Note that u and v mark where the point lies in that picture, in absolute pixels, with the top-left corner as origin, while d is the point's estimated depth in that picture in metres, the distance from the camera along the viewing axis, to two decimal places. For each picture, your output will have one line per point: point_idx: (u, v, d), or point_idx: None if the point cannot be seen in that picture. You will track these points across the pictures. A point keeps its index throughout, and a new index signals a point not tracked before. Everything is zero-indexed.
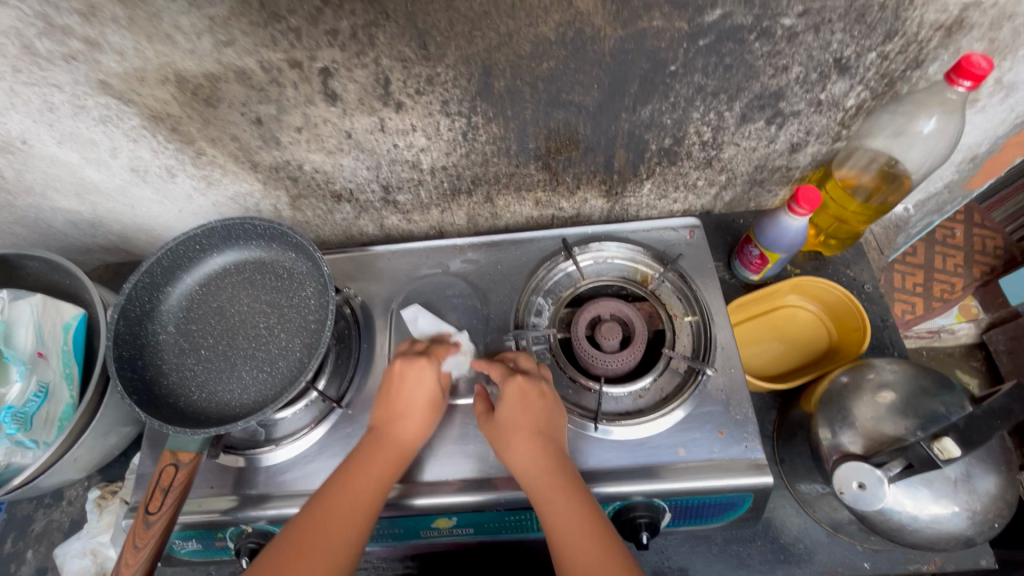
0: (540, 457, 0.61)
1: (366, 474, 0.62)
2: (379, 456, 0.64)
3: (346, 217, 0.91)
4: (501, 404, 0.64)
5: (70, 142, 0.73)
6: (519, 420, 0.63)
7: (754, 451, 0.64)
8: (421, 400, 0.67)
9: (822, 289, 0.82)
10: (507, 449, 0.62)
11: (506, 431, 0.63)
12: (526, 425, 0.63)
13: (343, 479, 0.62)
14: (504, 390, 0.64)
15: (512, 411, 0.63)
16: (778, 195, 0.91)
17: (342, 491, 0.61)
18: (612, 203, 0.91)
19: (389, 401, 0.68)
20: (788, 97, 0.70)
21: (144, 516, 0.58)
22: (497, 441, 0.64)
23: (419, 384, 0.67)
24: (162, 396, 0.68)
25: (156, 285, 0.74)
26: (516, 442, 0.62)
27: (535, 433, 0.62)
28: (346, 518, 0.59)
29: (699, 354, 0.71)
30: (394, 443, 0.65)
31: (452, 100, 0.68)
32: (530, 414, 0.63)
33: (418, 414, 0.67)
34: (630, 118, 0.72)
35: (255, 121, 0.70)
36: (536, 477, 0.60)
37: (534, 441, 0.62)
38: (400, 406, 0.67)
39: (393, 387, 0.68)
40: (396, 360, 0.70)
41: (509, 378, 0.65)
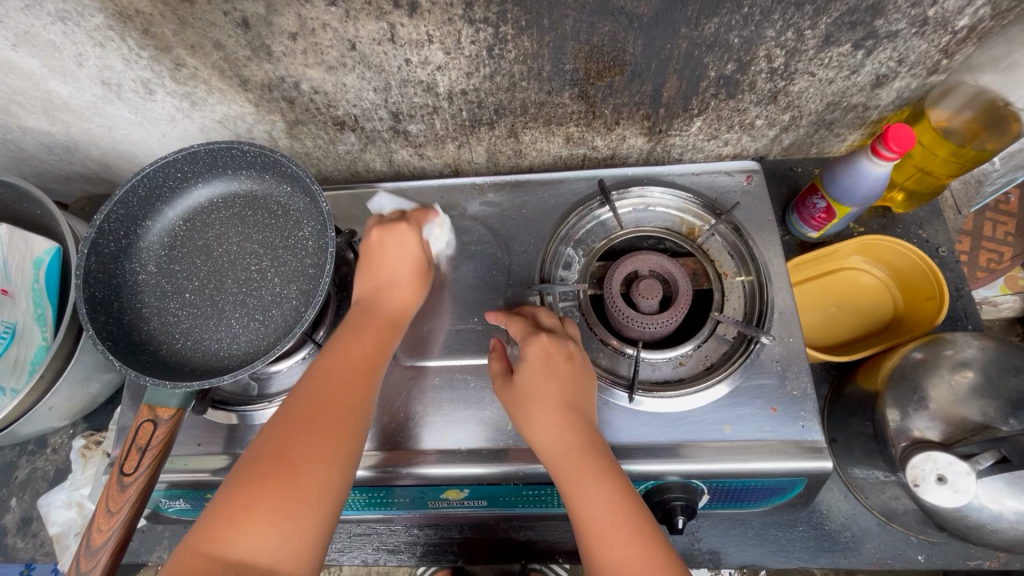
0: (564, 428, 0.52)
1: (361, 344, 0.56)
2: (372, 324, 0.58)
3: (350, 149, 0.80)
4: (522, 369, 0.55)
5: (26, 45, 0.62)
6: (541, 386, 0.54)
7: (812, 433, 0.56)
8: (407, 266, 0.62)
9: (893, 251, 0.72)
10: (524, 419, 0.53)
11: (525, 398, 0.54)
12: (549, 393, 0.53)
13: (340, 348, 0.55)
14: (526, 350, 0.56)
15: (534, 376, 0.54)
16: (847, 139, 0.78)
17: (344, 365, 0.54)
18: (654, 143, 0.79)
19: (368, 271, 0.62)
20: (888, 12, 0.57)
21: (119, 477, 0.52)
22: (513, 411, 0.55)
23: (401, 249, 0.62)
24: (142, 343, 0.60)
25: (133, 218, 0.65)
26: (537, 409, 0.53)
27: (559, 401, 0.53)
28: (347, 389, 0.52)
29: (753, 319, 0.61)
30: (383, 313, 0.59)
31: (477, 3, 0.55)
32: (555, 380, 0.54)
33: (406, 280, 0.62)
34: (690, 35, 0.60)
35: (240, 24, 0.58)
36: (559, 454, 0.51)
37: (557, 411, 0.52)
38: (386, 274, 0.61)
39: (372, 254, 0.62)
40: (372, 226, 0.64)
41: (531, 337, 0.56)
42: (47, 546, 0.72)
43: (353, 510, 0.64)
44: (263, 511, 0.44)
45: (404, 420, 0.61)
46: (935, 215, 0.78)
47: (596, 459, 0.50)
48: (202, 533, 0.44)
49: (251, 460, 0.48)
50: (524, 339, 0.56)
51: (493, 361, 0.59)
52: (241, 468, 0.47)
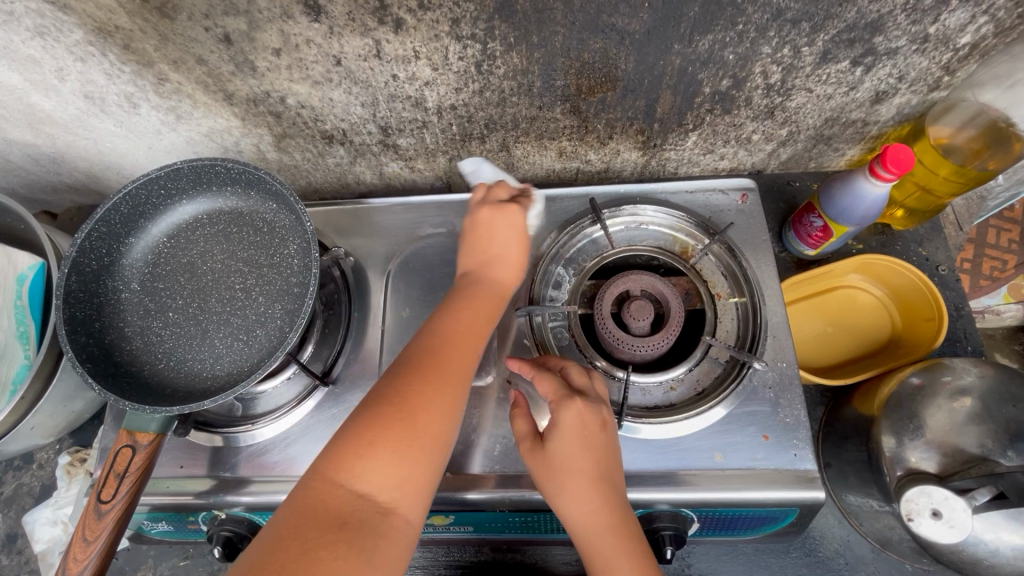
0: (596, 500, 0.50)
1: (483, 308, 0.56)
2: (490, 292, 0.58)
3: (340, 162, 0.79)
4: (553, 436, 0.52)
5: (6, 59, 0.61)
6: (575, 456, 0.51)
7: (804, 462, 0.55)
8: (515, 246, 0.61)
9: (891, 270, 0.70)
10: (552, 489, 0.51)
11: (557, 466, 0.51)
12: (583, 464, 0.51)
13: (456, 310, 0.55)
14: (559, 416, 0.52)
15: (567, 444, 0.51)
16: (846, 154, 0.77)
17: (462, 320, 0.54)
18: (648, 157, 0.78)
19: (478, 246, 0.61)
20: (887, 29, 0.56)
21: (96, 504, 0.51)
22: (539, 475, 0.52)
23: (510, 227, 0.60)
24: (123, 364, 0.59)
25: (116, 236, 0.64)
26: (569, 480, 0.50)
27: (593, 473, 0.50)
28: (468, 344, 0.53)
29: (745, 343, 0.60)
30: (495, 283, 0.59)
31: (463, 19, 0.54)
32: (588, 452, 0.51)
33: (512, 258, 0.61)
34: (684, 52, 0.58)
35: (223, 39, 0.57)
36: (590, 529, 0.49)
37: (593, 485, 0.50)
38: (495, 250, 0.61)
39: (480, 233, 0.61)
40: (480, 205, 0.62)
41: (566, 404, 0.52)
42: (31, 564, 0.72)
43: None
44: (382, 448, 0.44)
45: None
46: (936, 232, 0.77)
47: (628, 535, 0.49)
48: (324, 465, 0.44)
49: (365, 404, 0.47)
50: (558, 403, 0.52)
51: (518, 418, 0.55)
52: (355, 413, 0.47)
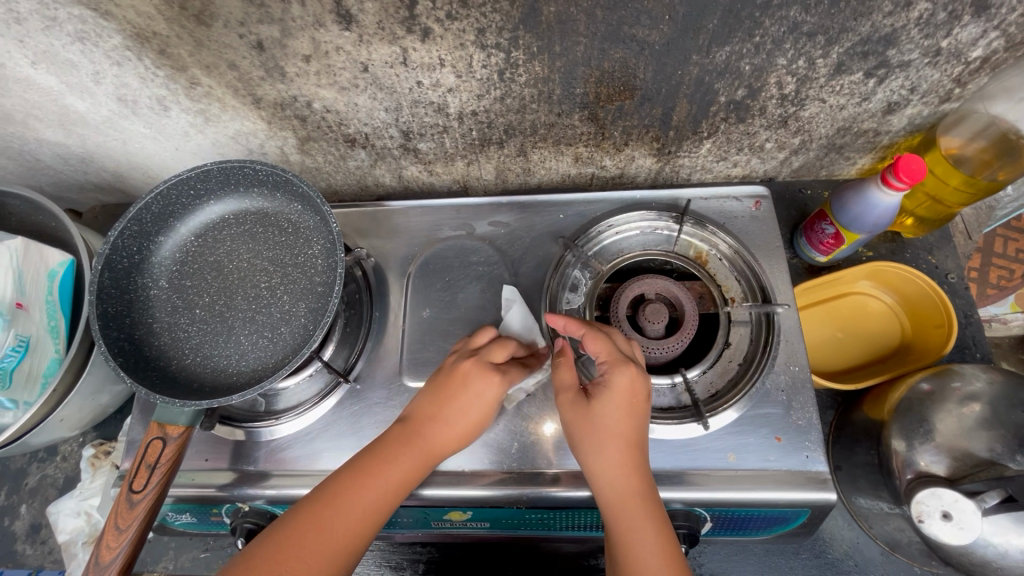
0: (625, 461, 0.51)
1: (398, 463, 0.53)
2: (415, 448, 0.54)
3: (360, 165, 0.81)
4: (597, 395, 0.53)
5: (45, 63, 0.63)
6: (615, 418, 0.52)
7: (817, 463, 0.56)
8: (476, 415, 0.56)
9: (902, 278, 0.71)
10: (583, 442, 0.53)
11: (594, 423, 0.53)
12: (622, 425, 0.52)
13: (365, 471, 0.51)
14: (607, 377, 0.53)
15: (610, 406, 0.53)
16: (857, 163, 0.78)
17: (371, 473, 0.51)
18: (662, 164, 0.79)
19: (438, 399, 0.57)
20: (901, 42, 0.57)
21: (128, 494, 0.52)
22: (572, 426, 0.54)
23: (479, 398, 0.56)
24: (152, 359, 0.61)
25: (146, 235, 0.65)
26: (603, 438, 0.52)
27: (628, 437, 0.52)
28: (371, 514, 0.50)
29: (759, 347, 0.61)
30: (427, 441, 0.55)
31: (489, 29, 0.56)
32: (630, 417, 0.52)
33: (463, 424, 0.56)
34: (701, 62, 0.60)
35: (255, 46, 0.59)
36: (613, 485, 0.51)
37: (625, 446, 0.52)
38: (445, 410, 0.56)
39: (452, 384, 0.57)
40: (469, 360, 0.58)
41: (620, 368, 0.53)
42: (54, 554, 0.73)
43: None
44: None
45: None
46: (945, 241, 0.78)
47: (646, 501, 0.50)
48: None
49: (253, 548, 0.46)
50: (611, 365, 0.54)
51: (561, 369, 0.57)
52: (243, 556, 0.46)
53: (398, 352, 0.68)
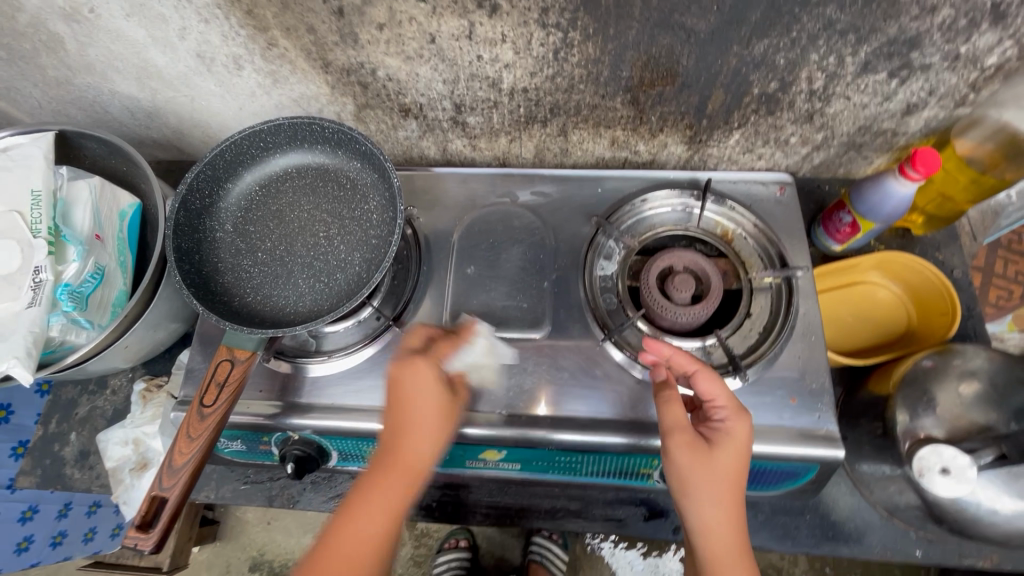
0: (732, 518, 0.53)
1: (383, 489, 0.52)
2: (399, 468, 0.54)
3: (410, 136, 0.86)
4: (726, 451, 0.53)
5: (137, 16, 0.68)
6: (732, 471, 0.53)
7: (827, 423, 0.61)
8: (434, 419, 0.55)
9: (910, 268, 0.76)
10: (701, 496, 0.53)
11: (721, 479, 0.53)
12: (738, 483, 0.53)
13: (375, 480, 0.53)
14: (732, 427, 0.54)
15: (730, 455, 0.53)
16: (873, 163, 0.84)
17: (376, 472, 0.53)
18: (692, 152, 0.85)
19: (401, 418, 0.55)
20: (923, 46, 0.63)
21: (200, 408, 0.57)
22: (687, 474, 0.53)
23: (420, 385, 0.55)
24: (217, 294, 0.66)
25: (218, 181, 0.71)
26: (725, 493, 0.53)
27: (738, 492, 0.53)
28: (379, 532, 0.51)
29: (777, 318, 0.66)
30: (404, 457, 0.54)
31: (552, 9, 0.61)
32: (743, 473, 0.54)
33: (430, 413, 0.55)
34: (740, 53, 0.66)
35: (336, 12, 0.64)
36: (718, 540, 0.53)
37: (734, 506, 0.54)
38: (410, 422, 0.55)
39: (399, 402, 0.56)
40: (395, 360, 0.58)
41: (743, 421, 0.55)
42: (101, 478, 0.78)
43: None
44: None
45: None
46: (953, 240, 0.83)
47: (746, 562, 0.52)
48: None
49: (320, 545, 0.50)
50: (731, 413, 0.56)
51: (671, 407, 0.56)
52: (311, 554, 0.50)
53: (441, 304, 0.72)
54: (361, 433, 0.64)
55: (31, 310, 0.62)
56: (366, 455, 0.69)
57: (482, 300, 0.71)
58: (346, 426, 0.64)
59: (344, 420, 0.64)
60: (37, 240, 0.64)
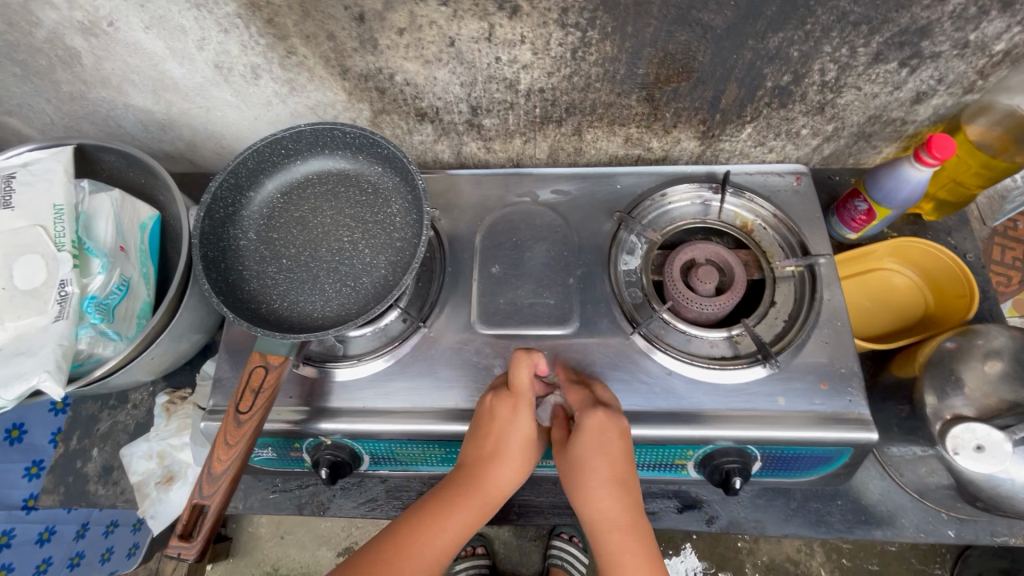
0: (623, 511, 0.54)
1: (458, 512, 0.54)
2: (475, 493, 0.56)
3: (425, 140, 0.87)
4: (587, 449, 0.55)
5: (157, 28, 0.68)
6: (592, 461, 0.54)
7: (858, 406, 0.62)
8: (521, 442, 0.58)
9: (926, 254, 0.78)
10: (584, 494, 0.55)
11: (592, 475, 0.54)
12: (617, 472, 0.55)
13: (441, 504, 0.54)
14: (587, 425, 0.55)
15: (587, 447, 0.55)
16: (882, 152, 0.86)
17: (456, 497, 0.55)
18: (704, 147, 0.86)
19: (484, 442, 0.57)
20: (933, 35, 0.64)
21: (236, 415, 0.57)
22: (570, 475, 0.56)
23: (518, 427, 0.57)
24: (245, 301, 0.66)
25: (240, 189, 0.71)
26: (602, 488, 0.54)
27: (612, 478, 0.54)
28: (452, 543, 0.53)
29: (801, 305, 0.67)
30: (485, 488, 0.56)
31: (572, 9, 0.62)
32: (620, 461, 0.55)
33: (513, 454, 0.57)
34: (755, 47, 0.67)
35: (357, 18, 0.65)
36: (603, 527, 0.54)
37: (624, 496, 0.55)
38: (494, 446, 0.57)
39: (488, 426, 0.57)
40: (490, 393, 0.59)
41: (594, 415, 0.56)
42: (126, 494, 0.77)
43: (428, 466, 0.69)
44: None
45: (482, 382, 0.66)
46: (963, 225, 0.85)
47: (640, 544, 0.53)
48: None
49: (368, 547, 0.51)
50: (584, 410, 0.57)
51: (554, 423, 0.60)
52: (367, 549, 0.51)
53: (467, 304, 0.72)
54: (394, 435, 0.64)
55: (59, 324, 0.62)
56: (398, 458, 0.69)
57: (508, 298, 0.71)
58: (379, 428, 0.64)
59: (378, 422, 0.64)
60: (62, 253, 0.64)
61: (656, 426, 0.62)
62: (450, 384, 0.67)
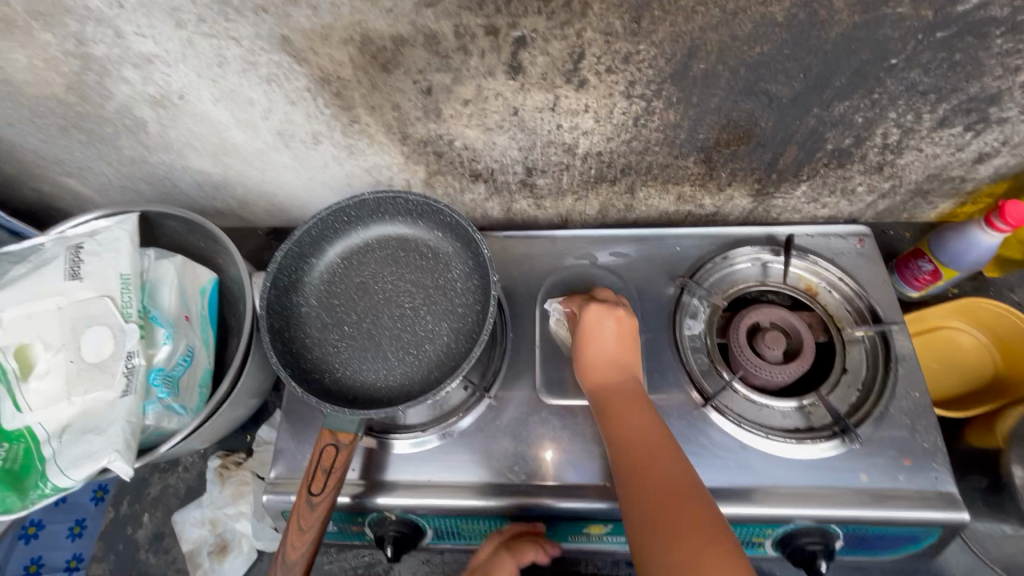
0: (626, 387, 0.62)
1: None
2: None
3: (476, 198, 0.87)
4: (587, 334, 0.65)
5: (225, 100, 0.69)
6: (625, 408, 0.60)
7: (945, 484, 0.59)
8: None
9: (993, 315, 0.76)
10: (585, 367, 0.64)
11: (590, 359, 0.64)
12: (617, 353, 0.64)
13: None
14: (585, 317, 0.66)
15: (617, 399, 0.61)
16: (938, 207, 0.85)
17: None
18: (757, 204, 0.86)
19: None
20: (1002, 102, 0.64)
21: (308, 497, 0.56)
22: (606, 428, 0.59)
23: None
24: (309, 371, 0.65)
25: (303, 256, 0.71)
26: (601, 368, 0.64)
27: (638, 414, 0.59)
28: None
29: (875, 373, 0.66)
30: None
31: (640, 81, 0.63)
32: (619, 344, 0.65)
33: None
34: (820, 114, 0.67)
35: (425, 91, 0.66)
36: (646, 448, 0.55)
37: (622, 373, 0.63)
38: None
39: None
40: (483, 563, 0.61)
41: (590, 307, 0.67)
42: (177, 563, 0.75)
43: None
44: None
45: (549, 455, 0.65)
46: None
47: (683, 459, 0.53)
48: None
49: None
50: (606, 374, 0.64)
51: None
52: None
53: (528, 370, 0.71)
54: (462, 511, 0.63)
55: (126, 400, 0.61)
56: (461, 532, 0.67)
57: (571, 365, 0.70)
58: (447, 504, 0.63)
59: (445, 498, 0.63)
60: (128, 324, 0.63)
61: (734, 505, 0.60)
62: (516, 456, 0.65)
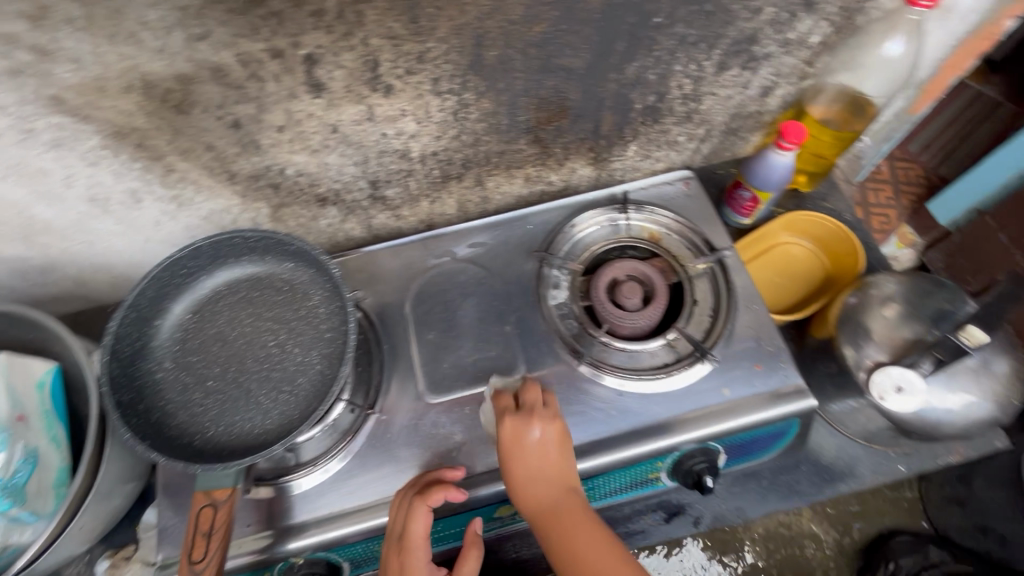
0: (553, 504, 0.58)
1: None
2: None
3: (332, 222, 0.86)
4: (512, 458, 0.59)
5: (14, 176, 0.64)
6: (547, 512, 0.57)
7: (793, 377, 0.67)
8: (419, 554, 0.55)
9: (812, 224, 0.87)
10: (517, 494, 0.58)
11: (519, 479, 0.58)
12: (552, 468, 0.59)
13: None
14: (504, 436, 0.60)
15: (542, 486, 0.58)
16: (752, 141, 0.95)
17: None
18: (599, 170, 0.91)
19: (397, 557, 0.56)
20: (760, 40, 0.73)
21: (190, 565, 0.54)
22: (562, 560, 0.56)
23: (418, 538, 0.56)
24: (175, 438, 0.61)
25: (143, 320, 0.67)
26: (534, 484, 0.58)
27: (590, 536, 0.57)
28: None
29: (720, 297, 0.73)
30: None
31: (443, 78, 0.65)
32: (546, 457, 0.59)
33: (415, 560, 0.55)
34: (617, 78, 0.73)
35: (233, 125, 0.64)
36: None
37: (554, 487, 0.58)
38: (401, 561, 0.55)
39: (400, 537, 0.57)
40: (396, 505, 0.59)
41: (505, 424, 0.60)
42: None
43: None
44: None
45: (447, 451, 0.65)
46: (833, 189, 0.96)
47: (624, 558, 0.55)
48: None
49: None
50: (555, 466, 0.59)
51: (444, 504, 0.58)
52: None
53: (410, 377, 0.71)
54: (373, 533, 0.62)
55: None
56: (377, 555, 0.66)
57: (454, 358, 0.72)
58: (353, 530, 0.61)
59: (350, 524, 0.61)
60: None
61: (623, 449, 0.64)
62: (415, 462, 0.65)
